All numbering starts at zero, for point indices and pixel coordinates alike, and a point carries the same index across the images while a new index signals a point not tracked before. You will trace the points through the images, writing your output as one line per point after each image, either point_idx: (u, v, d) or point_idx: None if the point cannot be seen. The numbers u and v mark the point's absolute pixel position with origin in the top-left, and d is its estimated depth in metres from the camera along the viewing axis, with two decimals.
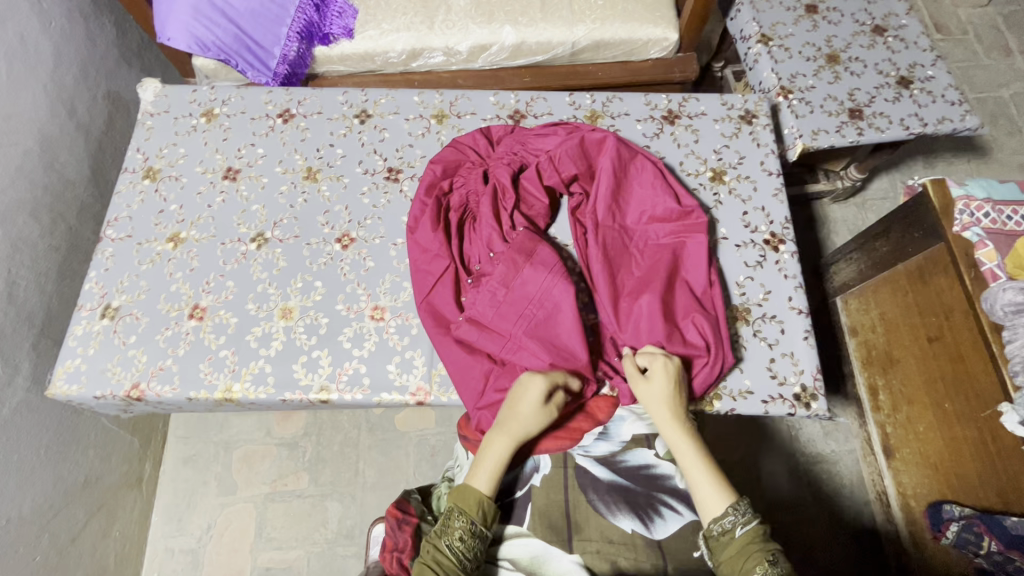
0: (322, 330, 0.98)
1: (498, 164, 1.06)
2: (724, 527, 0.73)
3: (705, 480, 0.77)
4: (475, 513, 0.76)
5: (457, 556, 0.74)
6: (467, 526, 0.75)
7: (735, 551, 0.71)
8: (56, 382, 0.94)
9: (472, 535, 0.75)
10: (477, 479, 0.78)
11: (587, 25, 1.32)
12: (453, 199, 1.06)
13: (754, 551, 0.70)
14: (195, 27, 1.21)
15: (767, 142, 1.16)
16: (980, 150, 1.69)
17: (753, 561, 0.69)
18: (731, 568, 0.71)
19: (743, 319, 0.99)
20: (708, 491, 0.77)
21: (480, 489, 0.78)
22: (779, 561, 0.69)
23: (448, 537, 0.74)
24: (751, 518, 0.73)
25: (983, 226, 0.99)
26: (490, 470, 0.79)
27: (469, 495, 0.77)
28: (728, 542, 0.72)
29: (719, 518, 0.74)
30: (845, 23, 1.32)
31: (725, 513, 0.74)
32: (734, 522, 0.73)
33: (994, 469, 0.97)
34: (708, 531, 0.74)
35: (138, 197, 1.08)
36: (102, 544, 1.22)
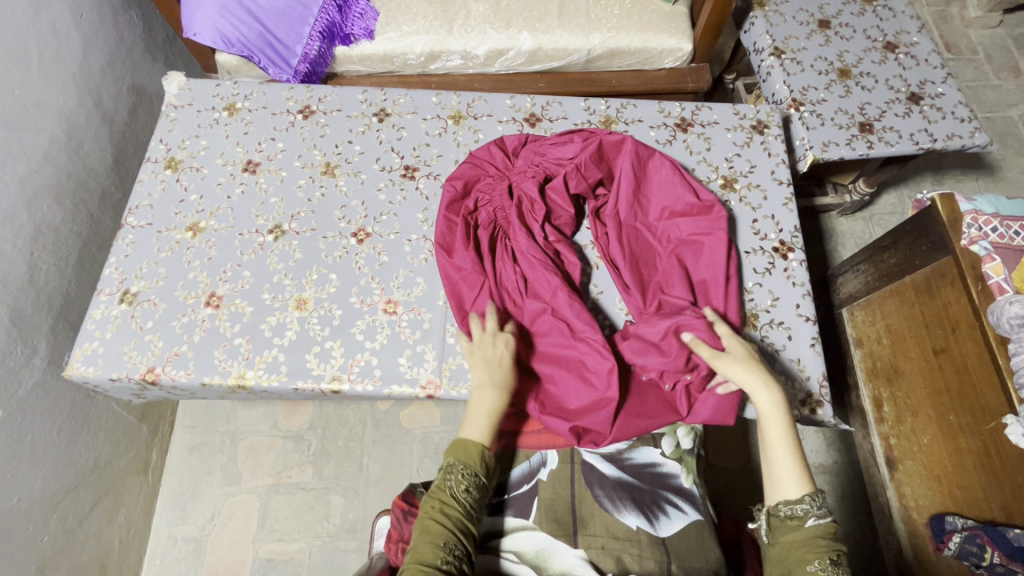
0: (336, 322, 0.99)
1: (522, 177, 1.07)
2: (791, 512, 0.73)
3: (787, 462, 0.76)
4: (475, 463, 0.77)
5: (463, 506, 0.74)
6: (473, 477, 0.76)
7: (798, 537, 0.71)
8: (73, 363, 0.96)
9: (475, 486, 0.76)
10: (472, 429, 0.79)
11: (603, 33, 1.35)
12: (480, 214, 1.06)
13: (817, 544, 0.70)
14: (221, 24, 1.24)
15: (779, 151, 1.18)
16: (988, 168, 1.70)
17: (813, 553, 0.70)
18: (790, 552, 0.71)
19: (752, 325, 1.00)
20: (788, 474, 0.75)
21: (479, 441, 0.78)
22: (839, 564, 0.69)
23: (452, 489, 0.75)
24: (825, 516, 0.72)
25: (990, 240, 1.00)
26: (487, 419, 0.80)
27: (470, 447, 0.78)
28: (791, 527, 0.72)
29: (791, 501, 0.73)
30: (857, 39, 1.35)
31: (799, 499, 0.73)
32: (807, 511, 0.72)
33: (998, 481, 0.97)
34: (774, 510, 0.74)
35: (160, 186, 1.10)
36: (108, 528, 1.23)
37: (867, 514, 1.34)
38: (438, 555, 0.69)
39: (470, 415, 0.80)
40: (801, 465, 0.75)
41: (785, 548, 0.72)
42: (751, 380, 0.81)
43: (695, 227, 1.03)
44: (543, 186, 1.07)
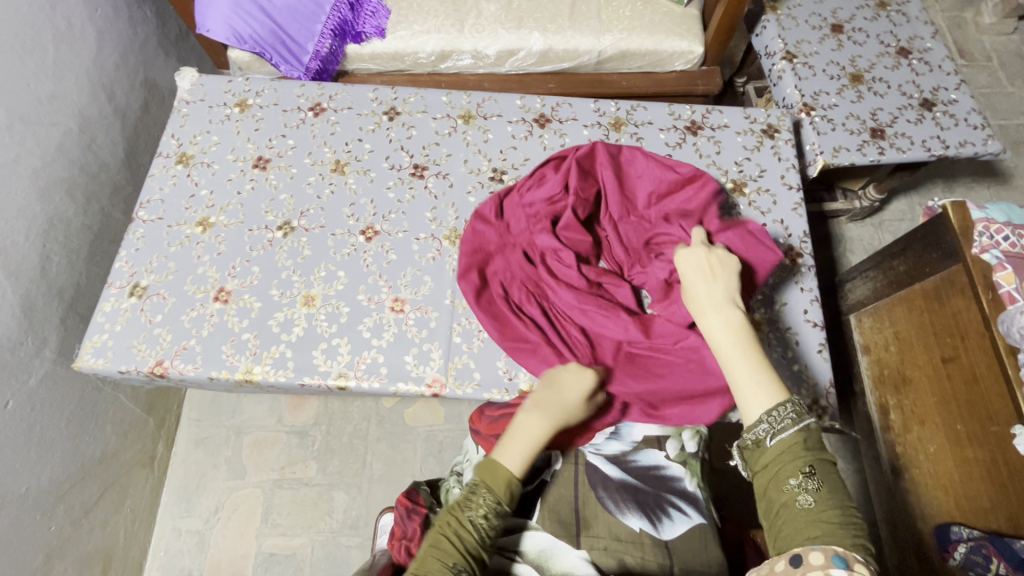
0: (343, 319, 1.00)
1: (521, 215, 1.05)
2: (756, 437, 0.68)
3: (747, 378, 0.72)
4: (499, 490, 0.73)
5: (478, 532, 0.71)
6: (494, 504, 0.73)
7: (769, 462, 0.66)
8: (83, 355, 0.96)
9: (495, 514, 0.73)
10: (507, 455, 0.76)
11: (614, 35, 1.35)
12: (500, 276, 1.02)
13: (789, 462, 0.64)
14: (234, 20, 1.25)
15: (789, 156, 1.17)
16: (1000, 176, 1.69)
17: (787, 472, 0.64)
18: (764, 479, 0.66)
19: (758, 330, 1.00)
20: (751, 390, 0.71)
21: (510, 468, 0.75)
22: (817, 474, 0.63)
23: (471, 511, 0.72)
24: (790, 426, 0.66)
25: (1002, 249, 0.99)
26: (525, 450, 0.77)
27: (498, 473, 0.75)
28: (762, 452, 0.67)
29: (753, 427, 0.68)
30: (870, 44, 1.34)
31: (758, 420, 0.68)
32: (767, 429, 0.67)
33: (1005, 493, 0.97)
34: (743, 442, 0.69)
35: (171, 181, 1.11)
36: (114, 519, 1.24)
37: (874, 521, 1.33)
38: (444, 575, 0.66)
39: (517, 440, 0.78)
40: (769, 377, 0.71)
41: (761, 480, 0.66)
42: (699, 313, 0.79)
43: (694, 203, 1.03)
44: (550, 218, 1.04)
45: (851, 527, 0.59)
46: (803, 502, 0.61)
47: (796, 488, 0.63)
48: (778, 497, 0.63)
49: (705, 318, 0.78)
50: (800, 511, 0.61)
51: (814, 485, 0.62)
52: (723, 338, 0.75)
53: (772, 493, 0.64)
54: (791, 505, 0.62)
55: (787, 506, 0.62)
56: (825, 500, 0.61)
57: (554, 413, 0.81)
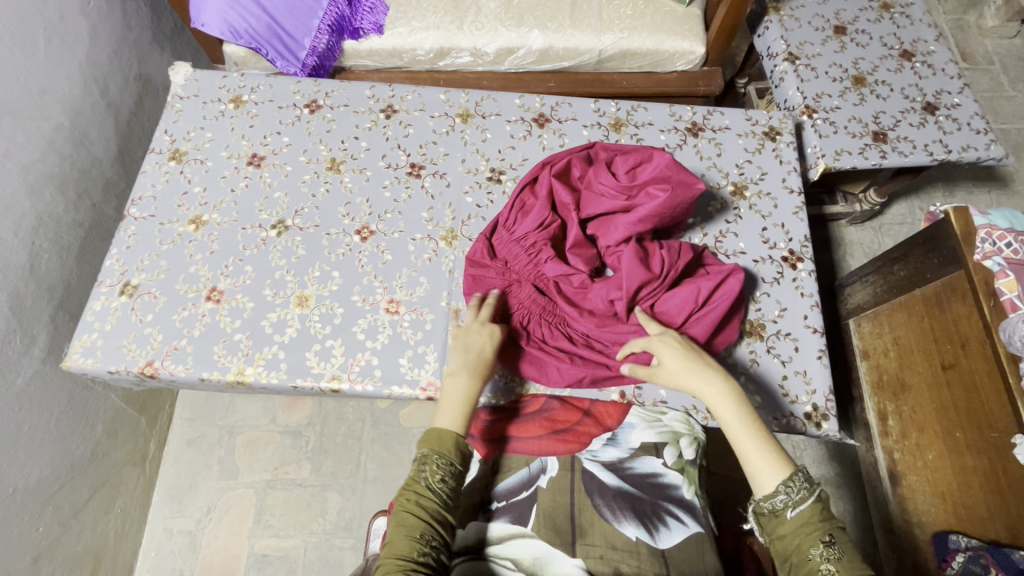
0: (337, 320, 0.98)
1: (518, 252, 1.00)
2: (773, 507, 0.69)
3: (757, 449, 0.73)
4: (449, 452, 0.75)
5: (438, 497, 0.73)
6: (447, 467, 0.74)
7: (789, 530, 0.67)
8: (71, 355, 0.95)
9: (450, 475, 0.74)
10: (448, 421, 0.78)
11: (615, 34, 1.33)
12: (526, 316, 0.98)
13: (810, 532, 0.66)
14: (229, 14, 1.23)
15: (790, 159, 1.16)
16: (1001, 181, 1.68)
17: (808, 541, 0.66)
18: (786, 546, 0.67)
19: (757, 335, 0.99)
20: (761, 461, 0.72)
21: (455, 430, 0.77)
22: (837, 543, 0.65)
23: (426, 478, 0.74)
24: (805, 497, 0.68)
25: (1005, 256, 0.98)
26: (459, 413, 0.79)
27: (444, 437, 0.77)
28: (780, 522, 0.68)
29: (768, 497, 0.69)
30: (873, 46, 1.33)
31: (776, 491, 0.69)
32: (786, 501, 0.68)
33: (1003, 502, 0.96)
34: (758, 508, 0.70)
35: (164, 178, 1.09)
36: (104, 519, 1.23)
37: (868, 529, 1.33)
38: (416, 547, 0.68)
39: (444, 407, 0.80)
40: (773, 450, 0.73)
41: (782, 546, 0.68)
42: (694, 382, 0.80)
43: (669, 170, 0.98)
44: (549, 243, 1.00)
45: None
46: (826, 573, 0.63)
47: (817, 556, 0.65)
48: (802, 567, 0.65)
49: (702, 388, 0.79)
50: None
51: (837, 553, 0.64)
52: (723, 406, 0.77)
53: (796, 564, 0.66)
54: (815, 574, 0.64)
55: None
56: (850, 569, 0.63)
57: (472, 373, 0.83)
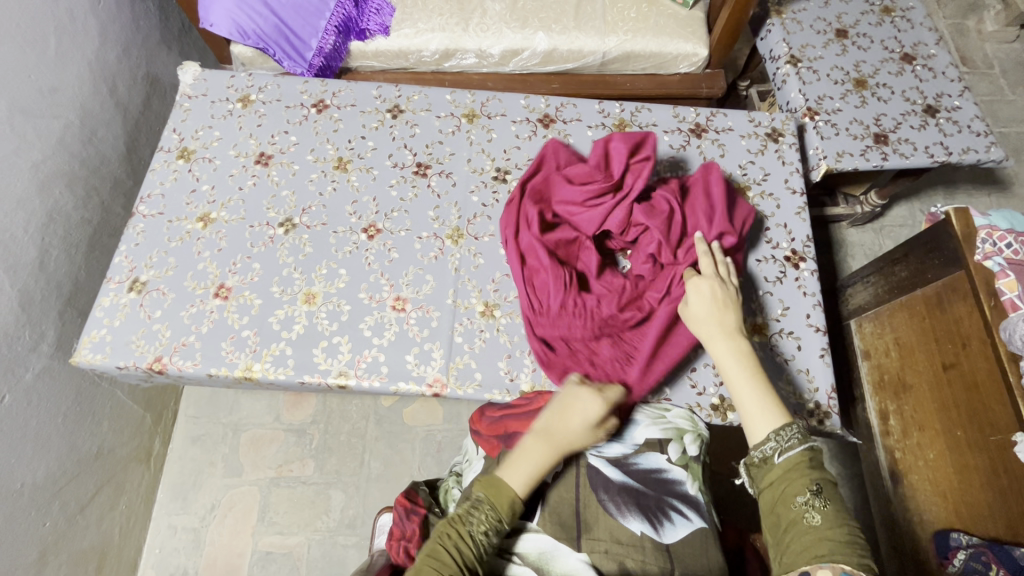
0: (344, 317, 0.99)
1: (553, 301, 0.96)
2: (763, 454, 0.72)
3: (756, 401, 0.77)
4: (501, 508, 0.74)
5: (478, 549, 0.72)
6: (495, 522, 0.73)
7: (776, 478, 0.70)
8: (80, 350, 0.96)
9: (495, 531, 0.73)
10: (513, 475, 0.77)
11: (619, 36, 1.34)
12: (602, 362, 0.94)
13: (796, 478, 0.68)
14: (237, 15, 1.24)
15: (793, 160, 1.17)
16: (1001, 183, 1.70)
17: (794, 489, 0.68)
18: (773, 495, 0.70)
19: (760, 333, 1.00)
20: (755, 411, 0.76)
21: (514, 488, 0.75)
22: (823, 493, 0.67)
23: (473, 526, 0.72)
24: (795, 445, 0.71)
25: (1005, 256, 0.99)
26: (529, 473, 0.77)
27: (503, 491, 0.75)
28: (769, 469, 0.71)
29: (760, 445, 0.73)
30: (874, 49, 1.34)
31: (765, 439, 0.73)
32: (774, 448, 0.71)
33: (1004, 499, 0.97)
34: (750, 458, 0.74)
35: (172, 176, 1.10)
36: (109, 516, 1.23)
37: (869, 527, 1.35)
38: None
39: (517, 460, 0.78)
40: (771, 402, 0.77)
41: (769, 496, 0.70)
42: (707, 329, 0.86)
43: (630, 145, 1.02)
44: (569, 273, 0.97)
45: (854, 546, 0.63)
46: (810, 520, 0.65)
47: (802, 505, 0.67)
48: (787, 514, 0.67)
49: (712, 345, 0.84)
50: (808, 529, 0.64)
51: (822, 502, 0.66)
52: (729, 358, 0.82)
53: (781, 512, 0.68)
54: (799, 522, 0.66)
55: (796, 522, 0.66)
56: (833, 518, 0.64)
57: (559, 440, 0.80)
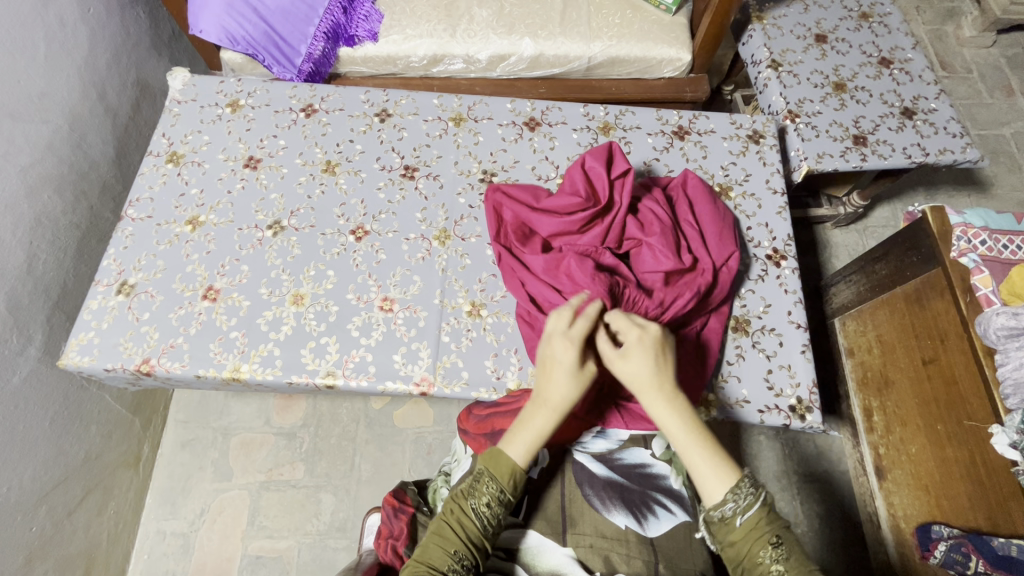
0: (332, 318, 1.00)
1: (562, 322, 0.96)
2: (724, 514, 0.68)
3: (704, 461, 0.71)
4: (502, 480, 0.72)
5: (481, 521, 0.71)
6: (496, 493, 0.71)
7: (739, 537, 0.67)
8: (68, 353, 0.96)
9: (498, 502, 0.72)
10: (512, 447, 0.73)
11: (603, 42, 1.37)
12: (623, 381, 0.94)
13: (759, 536, 0.66)
14: (227, 22, 1.26)
15: (774, 161, 1.20)
16: (980, 185, 1.73)
17: (758, 544, 0.66)
18: (737, 555, 0.67)
19: (743, 330, 1.02)
20: (707, 471, 0.70)
21: (515, 459, 0.73)
22: (785, 543, 0.65)
23: (475, 500, 0.71)
24: (752, 503, 0.67)
25: (979, 253, 1.01)
26: (529, 442, 0.74)
27: (501, 462, 0.73)
28: (729, 529, 0.68)
29: (718, 506, 0.68)
30: (853, 54, 1.37)
31: (725, 499, 0.68)
32: (735, 509, 0.67)
33: (983, 491, 0.98)
34: (708, 517, 0.69)
35: (161, 179, 1.11)
36: (96, 521, 1.23)
37: (855, 527, 1.35)
38: (446, 565, 0.68)
39: (514, 430, 0.75)
40: (721, 459, 0.71)
41: (731, 553, 0.68)
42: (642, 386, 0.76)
43: (605, 162, 1.01)
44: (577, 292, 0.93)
45: None
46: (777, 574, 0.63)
47: (767, 559, 0.65)
48: (755, 573, 0.65)
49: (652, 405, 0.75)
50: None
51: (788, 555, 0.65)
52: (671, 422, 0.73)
53: (748, 571, 0.66)
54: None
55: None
56: (799, 569, 0.64)
57: (553, 400, 0.74)
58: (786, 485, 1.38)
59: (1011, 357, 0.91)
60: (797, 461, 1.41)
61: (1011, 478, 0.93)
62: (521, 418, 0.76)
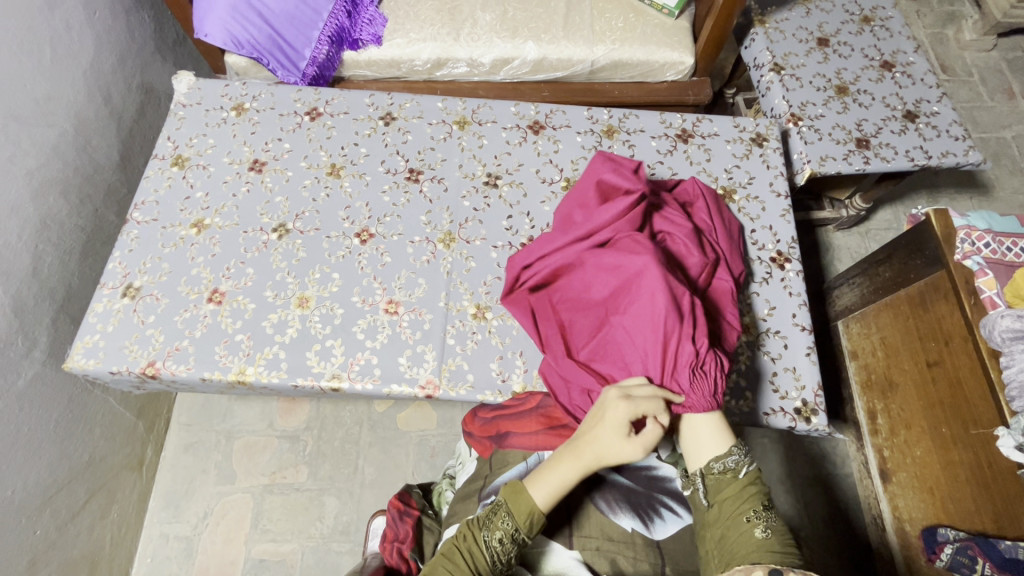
0: (337, 320, 1.00)
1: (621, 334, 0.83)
2: (724, 467, 0.74)
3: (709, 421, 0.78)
4: (519, 521, 0.70)
5: (491, 554, 0.70)
6: (510, 531, 0.70)
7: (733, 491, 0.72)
8: (73, 356, 0.96)
9: (511, 541, 0.70)
10: (535, 488, 0.72)
11: (606, 46, 1.37)
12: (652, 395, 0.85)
13: (751, 493, 0.71)
14: (231, 26, 1.26)
15: (777, 164, 1.20)
16: (982, 187, 1.73)
17: (747, 502, 0.71)
18: (725, 511, 0.71)
19: (748, 333, 1.02)
20: (709, 433, 0.77)
21: (535, 500, 0.71)
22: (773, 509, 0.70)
23: (488, 531, 0.71)
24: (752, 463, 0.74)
25: (983, 255, 1.01)
26: (553, 488, 0.72)
27: (521, 500, 0.71)
28: (725, 484, 0.73)
29: (722, 457, 0.75)
30: (855, 57, 1.37)
31: (728, 453, 0.75)
32: (738, 462, 0.74)
33: (988, 493, 0.98)
34: (707, 470, 0.75)
35: (166, 183, 1.12)
36: (100, 524, 1.23)
37: (860, 529, 1.34)
38: None
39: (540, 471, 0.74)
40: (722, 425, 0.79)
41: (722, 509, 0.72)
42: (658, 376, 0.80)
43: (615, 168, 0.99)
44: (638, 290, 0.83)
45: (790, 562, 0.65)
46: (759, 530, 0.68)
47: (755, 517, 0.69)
48: (737, 530, 0.69)
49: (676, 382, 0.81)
50: (759, 543, 0.66)
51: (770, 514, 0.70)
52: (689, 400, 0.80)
53: (730, 527, 0.70)
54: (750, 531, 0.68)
55: (744, 535, 0.68)
56: (779, 535, 0.67)
57: (586, 457, 0.73)
58: (791, 488, 1.38)
59: (1016, 359, 0.91)
60: (801, 465, 1.41)
61: (1016, 480, 0.93)
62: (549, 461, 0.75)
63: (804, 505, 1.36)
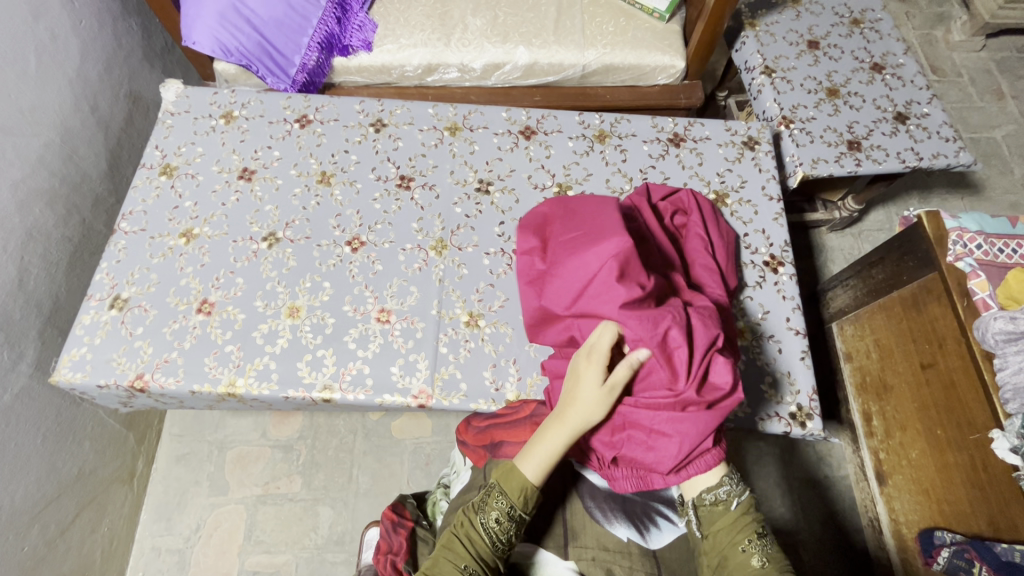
0: (328, 330, 0.99)
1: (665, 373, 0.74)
2: (716, 498, 0.75)
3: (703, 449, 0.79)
4: (513, 492, 0.71)
5: (491, 536, 0.70)
6: (506, 507, 0.71)
7: (726, 523, 0.73)
8: (60, 369, 0.94)
9: (508, 518, 0.71)
10: (528, 464, 0.72)
11: (598, 50, 1.37)
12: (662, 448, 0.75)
13: (745, 525, 0.73)
14: (220, 33, 1.24)
15: (769, 167, 1.20)
16: (973, 188, 1.74)
17: (742, 534, 0.72)
18: (719, 541, 0.73)
19: (744, 338, 1.01)
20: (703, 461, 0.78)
21: (530, 474, 0.72)
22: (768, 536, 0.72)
23: (484, 514, 0.71)
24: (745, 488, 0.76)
25: (975, 257, 1.01)
26: (543, 460, 0.72)
27: (515, 477, 0.72)
28: (719, 514, 0.74)
29: (714, 488, 0.76)
30: (845, 59, 1.38)
31: (720, 483, 0.76)
32: (729, 492, 0.75)
33: (984, 496, 0.98)
34: (700, 501, 0.76)
35: (154, 192, 1.10)
36: (90, 538, 1.21)
37: (858, 531, 1.34)
38: None
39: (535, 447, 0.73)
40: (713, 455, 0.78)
41: (719, 538, 0.73)
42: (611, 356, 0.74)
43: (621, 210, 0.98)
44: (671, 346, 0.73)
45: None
46: (755, 562, 0.69)
47: (749, 548, 0.71)
48: (734, 559, 0.71)
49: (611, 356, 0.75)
50: (757, 571, 0.69)
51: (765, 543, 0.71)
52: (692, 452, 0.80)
53: (727, 555, 0.72)
54: (747, 563, 0.70)
55: (742, 565, 0.70)
56: (776, 562, 0.70)
57: (571, 420, 0.73)
58: (788, 492, 1.37)
59: (1010, 362, 0.91)
60: (798, 468, 1.40)
61: (1012, 482, 0.93)
62: (538, 433, 0.75)
63: (801, 509, 1.36)
